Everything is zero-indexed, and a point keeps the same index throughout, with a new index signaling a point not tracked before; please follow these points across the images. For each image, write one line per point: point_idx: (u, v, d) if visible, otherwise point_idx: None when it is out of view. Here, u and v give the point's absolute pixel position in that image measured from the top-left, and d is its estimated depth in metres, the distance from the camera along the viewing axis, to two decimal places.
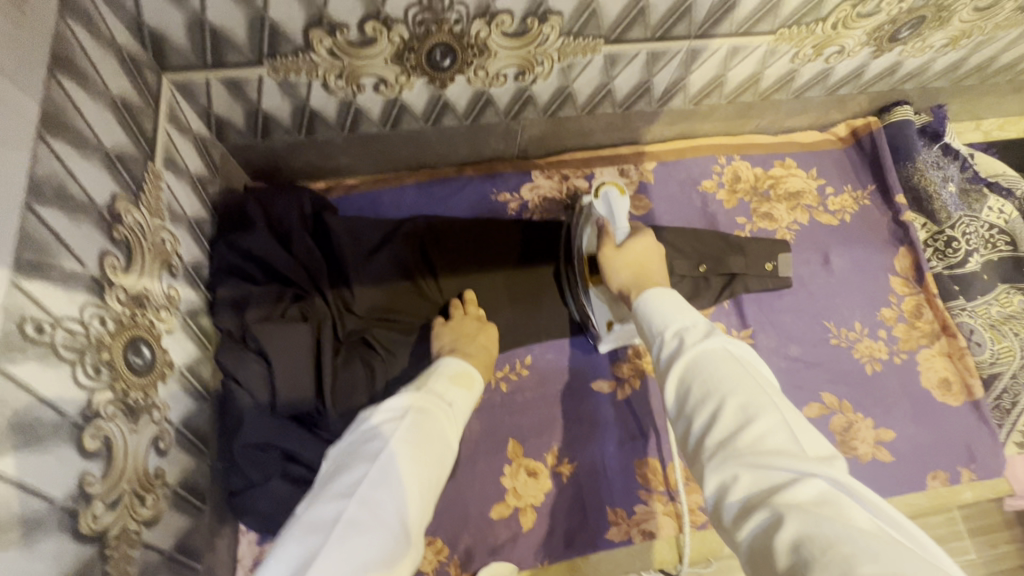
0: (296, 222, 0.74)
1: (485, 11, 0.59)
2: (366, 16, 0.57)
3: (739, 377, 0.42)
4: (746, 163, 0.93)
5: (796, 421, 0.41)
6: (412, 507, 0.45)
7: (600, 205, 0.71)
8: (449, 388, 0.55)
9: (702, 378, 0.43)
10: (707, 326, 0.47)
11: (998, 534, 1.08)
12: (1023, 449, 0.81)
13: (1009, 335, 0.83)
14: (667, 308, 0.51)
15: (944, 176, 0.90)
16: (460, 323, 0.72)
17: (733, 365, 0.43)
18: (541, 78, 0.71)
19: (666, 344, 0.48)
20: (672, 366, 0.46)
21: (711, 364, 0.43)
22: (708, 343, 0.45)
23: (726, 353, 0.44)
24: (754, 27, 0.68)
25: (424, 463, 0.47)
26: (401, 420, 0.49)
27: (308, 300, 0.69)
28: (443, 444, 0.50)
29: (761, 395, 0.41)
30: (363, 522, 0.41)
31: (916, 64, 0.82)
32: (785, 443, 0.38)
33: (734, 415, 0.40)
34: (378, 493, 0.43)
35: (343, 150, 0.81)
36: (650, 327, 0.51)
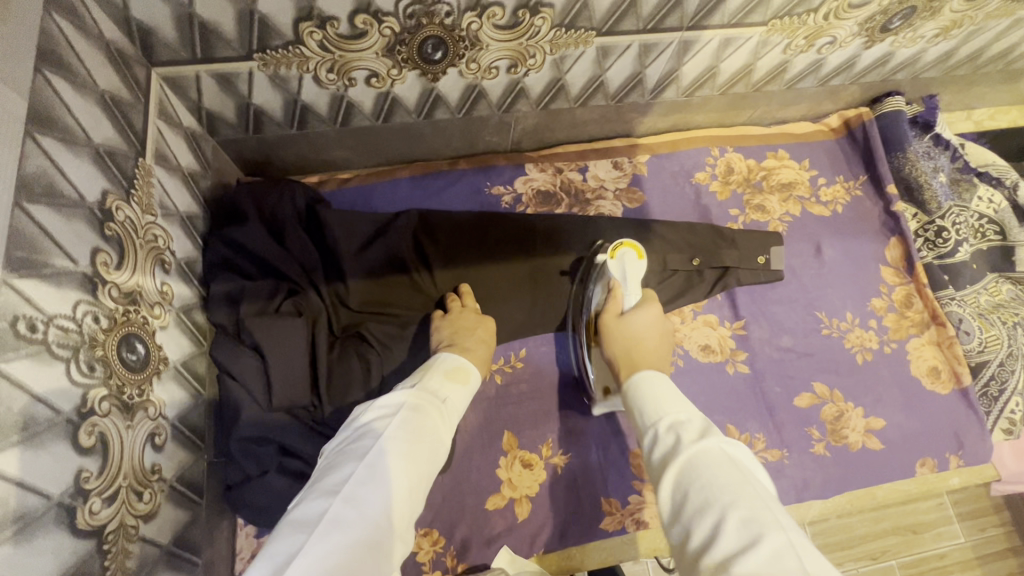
0: (289, 216, 0.73)
1: (476, 3, 0.59)
2: (357, 9, 0.56)
3: (734, 485, 0.41)
4: (740, 154, 0.93)
5: (803, 538, 0.39)
6: (400, 504, 0.46)
7: (615, 266, 0.75)
8: (443, 385, 0.57)
9: (698, 487, 0.42)
10: (704, 427, 0.47)
11: (987, 518, 1.10)
12: (1010, 435, 0.82)
13: (997, 324, 0.84)
14: (660, 399, 0.52)
15: (936, 167, 0.90)
16: (459, 316, 0.72)
17: (733, 470, 0.43)
18: (533, 71, 0.71)
19: (662, 440, 0.48)
20: (669, 464, 0.45)
21: (705, 466, 0.43)
22: (706, 442, 0.45)
23: (726, 453, 0.44)
24: (746, 18, 0.68)
25: (414, 459, 0.48)
26: (393, 419, 0.51)
27: (302, 295, 0.69)
28: (434, 441, 0.51)
29: (764, 509, 0.40)
30: (350, 519, 0.43)
31: (908, 54, 0.83)
32: (792, 566, 0.36)
33: (735, 532, 0.39)
34: (364, 489, 0.45)
35: (336, 144, 0.80)
36: (644, 418, 0.52)
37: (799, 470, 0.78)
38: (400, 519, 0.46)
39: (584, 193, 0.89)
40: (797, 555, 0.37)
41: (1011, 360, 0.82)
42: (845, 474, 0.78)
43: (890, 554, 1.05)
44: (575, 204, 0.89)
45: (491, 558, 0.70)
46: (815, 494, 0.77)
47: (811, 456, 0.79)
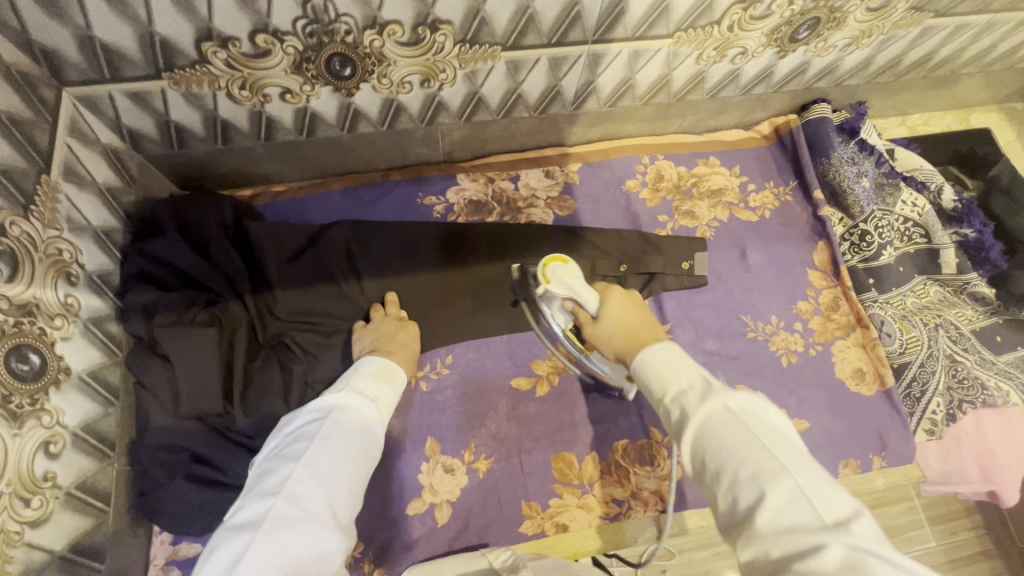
0: (215, 228, 0.75)
1: (374, 21, 0.61)
2: (255, 29, 0.58)
3: (744, 443, 0.41)
4: (670, 162, 0.95)
5: (813, 478, 0.39)
6: (340, 499, 0.49)
7: (557, 286, 0.68)
8: (374, 382, 0.60)
9: (710, 450, 0.43)
10: (704, 385, 0.47)
11: (958, 522, 1.10)
12: (933, 436, 0.83)
13: (918, 327, 0.85)
14: (656, 365, 0.50)
15: (859, 171, 0.92)
16: (383, 323, 0.76)
17: (739, 425, 0.42)
18: (447, 85, 0.73)
19: (669, 408, 0.48)
20: (684, 431, 0.45)
21: (714, 429, 0.43)
22: (707, 404, 0.44)
23: (724, 410, 0.44)
24: (650, 30, 0.70)
25: (348, 458, 0.52)
26: (325, 420, 0.54)
27: (222, 305, 0.71)
28: (369, 438, 0.55)
29: (773, 461, 0.40)
30: (291, 518, 0.46)
31: (825, 62, 0.85)
32: (806, 513, 0.37)
33: (748, 485, 0.40)
34: (303, 490, 0.48)
35: (266, 159, 0.82)
36: (649, 388, 0.50)
37: None
38: (341, 514, 0.49)
39: (515, 202, 0.91)
40: (807, 498, 0.38)
41: (931, 361, 0.84)
42: None
43: None
44: (507, 213, 0.91)
45: (408, 563, 0.71)
46: None
47: None
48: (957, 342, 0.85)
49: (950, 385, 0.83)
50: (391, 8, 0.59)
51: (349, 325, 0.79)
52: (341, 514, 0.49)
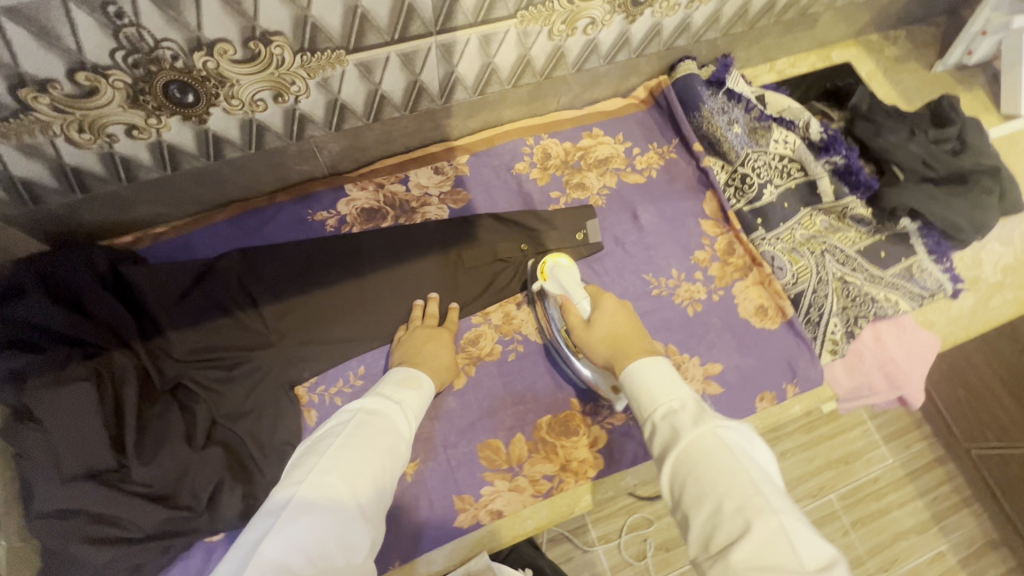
0: (87, 280, 0.72)
1: (199, 43, 0.59)
2: (71, 68, 0.56)
3: (731, 475, 0.44)
4: (555, 139, 0.96)
5: (792, 519, 0.41)
6: (367, 493, 0.50)
7: (551, 283, 0.78)
8: (400, 389, 0.63)
9: (691, 478, 0.46)
10: (699, 411, 0.50)
11: (911, 436, 1.23)
12: (836, 355, 0.86)
13: (805, 255, 0.89)
14: (650, 385, 0.54)
15: (730, 119, 0.94)
16: (412, 336, 0.78)
17: (730, 457, 0.45)
18: (303, 96, 0.72)
19: (659, 428, 0.51)
20: (667, 454, 0.48)
21: (697, 458, 0.46)
22: (699, 431, 0.47)
23: (719, 437, 0.47)
24: (490, 13, 0.71)
25: (373, 454, 0.52)
26: (353, 418, 0.55)
27: (104, 357, 0.69)
28: (396, 437, 0.56)
29: (757, 496, 0.43)
30: (316, 505, 0.46)
31: (675, 21, 0.88)
32: (785, 551, 0.39)
33: (733, 517, 0.42)
34: (329, 480, 0.49)
35: (139, 201, 0.80)
36: (640, 402, 0.54)
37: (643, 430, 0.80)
38: (365, 507, 0.49)
39: (408, 203, 0.91)
40: (787, 537, 0.40)
41: (823, 286, 0.88)
42: None
43: (828, 489, 1.16)
44: (402, 215, 0.90)
45: None
46: None
47: None
48: (845, 264, 0.90)
49: (845, 304, 0.88)
50: (212, 27, 0.58)
51: (253, 354, 0.77)
52: (366, 508, 0.50)
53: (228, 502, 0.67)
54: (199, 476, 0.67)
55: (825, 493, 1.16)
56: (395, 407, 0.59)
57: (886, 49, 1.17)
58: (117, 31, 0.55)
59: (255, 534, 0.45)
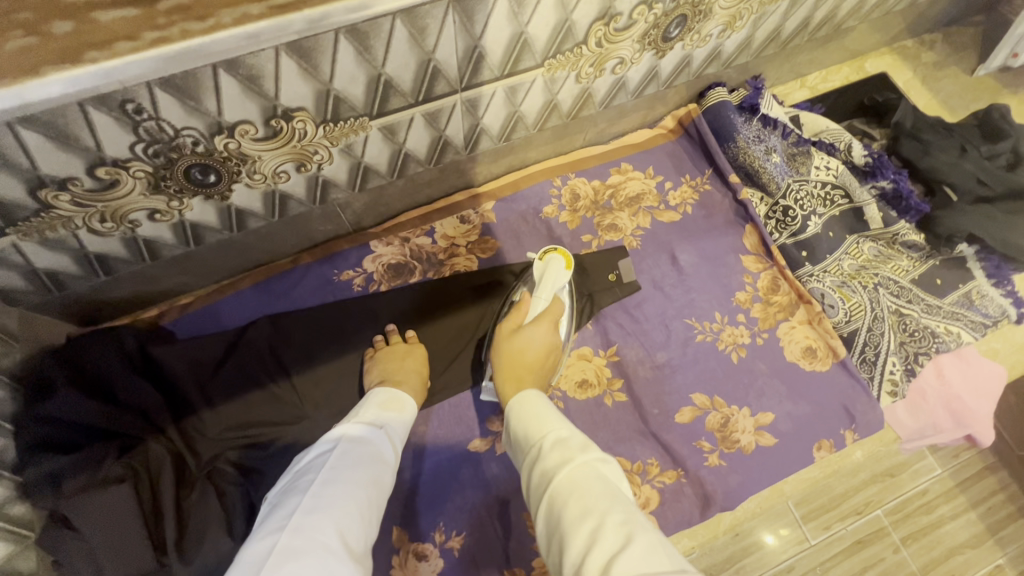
0: (117, 365, 0.70)
1: (219, 127, 0.56)
2: (91, 165, 0.54)
3: (610, 493, 0.44)
4: (582, 178, 0.92)
5: (661, 537, 0.41)
6: (351, 529, 0.48)
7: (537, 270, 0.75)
8: (379, 414, 0.64)
9: (573, 498, 0.44)
10: (585, 444, 0.49)
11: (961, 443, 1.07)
12: (897, 396, 0.82)
13: (857, 291, 0.84)
14: (539, 419, 0.54)
15: (767, 148, 0.91)
16: (390, 350, 0.76)
17: (606, 481, 0.45)
18: (325, 163, 0.70)
19: (546, 458, 0.49)
20: (550, 483, 0.47)
21: (581, 478, 0.45)
22: (586, 457, 0.47)
23: (596, 468, 0.46)
24: (517, 65, 0.67)
25: (355, 486, 0.52)
26: (334, 450, 0.55)
27: (140, 448, 0.66)
28: (375, 466, 0.56)
29: (631, 514, 0.42)
30: (300, 544, 0.44)
31: (706, 51, 0.84)
32: (661, 559, 0.38)
33: (613, 531, 0.40)
34: (313, 517, 0.47)
35: (165, 276, 0.78)
36: (528, 438, 0.53)
37: (697, 488, 0.76)
38: (352, 545, 0.47)
39: (436, 255, 0.88)
40: (661, 550, 0.39)
41: (878, 323, 0.83)
42: (745, 479, 0.76)
43: (875, 504, 1.01)
44: (430, 269, 0.87)
45: None
46: (720, 509, 0.75)
47: (707, 470, 0.76)
48: (900, 296, 0.85)
49: (904, 340, 0.83)
50: (232, 111, 0.55)
51: (286, 429, 0.75)
52: (353, 546, 0.47)
53: None
54: None
55: (872, 509, 1.00)
56: (373, 438, 0.59)
57: (923, 55, 1.11)
58: (136, 125, 0.52)
59: None
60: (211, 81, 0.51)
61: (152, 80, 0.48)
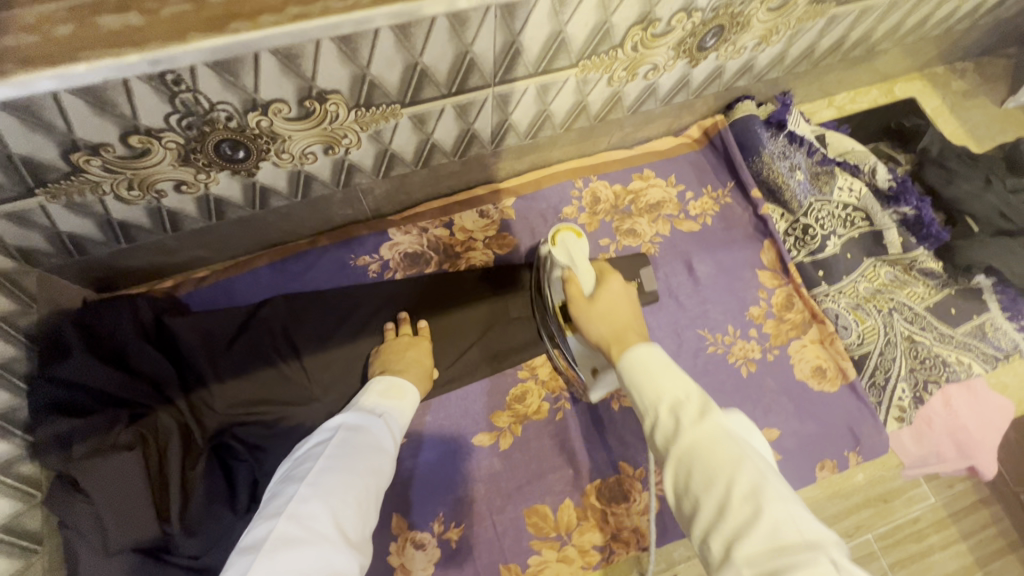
0: (131, 334, 0.71)
1: (254, 103, 0.57)
2: (125, 132, 0.54)
3: (738, 461, 0.42)
4: (604, 182, 0.92)
5: (791, 504, 0.40)
6: (347, 517, 0.49)
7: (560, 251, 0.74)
8: (379, 402, 0.64)
9: (698, 468, 0.43)
10: (701, 402, 0.46)
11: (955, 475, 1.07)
12: (904, 423, 0.82)
13: (871, 314, 0.84)
14: (650, 375, 0.50)
15: (792, 165, 0.90)
16: (395, 342, 0.76)
17: (731, 446, 0.43)
18: (353, 148, 0.70)
19: (661, 421, 0.47)
20: (669, 447, 0.45)
21: (705, 446, 0.43)
22: (705, 424, 0.44)
23: (721, 433, 0.44)
24: (552, 64, 0.67)
25: (353, 474, 0.53)
26: (332, 438, 0.56)
27: (150, 417, 0.66)
28: (375, 455, 0.57)
29: (761, 482, 0.41)
30: (296, 533, 0.46)
31: (739, 63, 0.83)
32: (791, 537, 0.38)
33: (740, 505, 0.40)
34: (309, 506, 0.48)
35: (183, 248, 0.78)
36: (637, 392, 0.50)
37: None
38: (349, 532, 0.49)
39: (453, 247, 0.88)
40: (796, 524, 0.38)
41: (890, 348, 0.83)
42: None
43: (865, 528, 0.99)
44: (446, 260, 0.87)
45: None
46: None
47: None
48: (913, 323, 0.85)
49: (914, 366, 0.83)
50: (268, 88, 0.55)
51: (295, 409, 0.75)
52: (349, 533, 0.49)
53: None
54: None
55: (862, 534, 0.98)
56: (372, 425, 0.60)
57: (953, 83, 1.11)
58: (173, 96, 0.52)
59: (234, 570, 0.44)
60: (251, 57, 0.51)
61: (189, 51, 0.48)
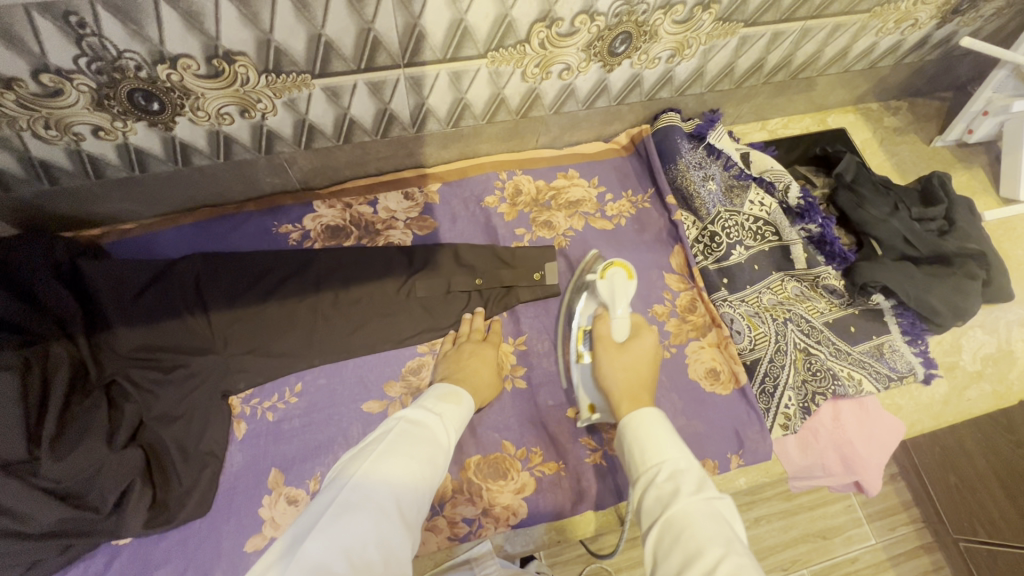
0: (41, 268, 0.74)
1: (162, 56, 0.61)
2: (36, 70, 0.59)
3: (726, 536, 0.44)
4: (528, 177, 0.97)
5: None
6: (405, 498, 0.49)
7: (605, 285, 0.77)
8: (438, 404, 0.62)
9: (684, 533, 0.45)
10: (699, 480, 0.50)
11: (896, 517, 1.05)
12: (788, 431, 0.83)
13: (766, 322, 0.86)
14: (657, 441, 0.55)
15: (705, 175, 0.95)
16: (460, 349, 0.80)
17: (722, 524, 0.45)
18: (269, 114, 0.74)
19: (660, 486, 0.51)
20: (660, 512, 0.48)
21: (693, 515, 0.46)
22: (699, 497, 0.48)
23: (713, 508, 0.47)
24: (459, 51, 0.72)
25: (414, 460, 0.52)
26: (395, 425, 0.56)
27: (40, 346, 0.69)
28: (433, 448, 0.56)
29: (749, 567, 0.42)
30: (358, 502, 0.46)
31: (657, 74, 0.88)
32: None
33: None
34: (370, 481, 0.48)
35: (109, 197, 0.82)
36: (641, 460, 0.55)
37: (574, 483, 0.78)
38: (405, 513, 0.48)
39: (374, 224, 0.91)
40: None
41: (780, 356, 0.85)
42: (621, 481, 0.79)
43: (801, 564, 1.00)
44: (365, 236, 0.90)
45: None
46: (591, 505, 0.77)
47: (587, 467, 0.79)
48: (809, 335, 0.86)
49: (804, 377, 0.84)
50: (174, 42, 0.60)
51: (193, 359, 0.76)
52: (404, 514, 0.49)
53: (134, 505, 0.68)
54: (111, 476, 0.67)
55: (797, 570, 0.99)
56: (432, 422, 0.58)
57: (885, 119, 1.15)
58: (80, 39, 0.57)
59: (300, 530, 0.45)
60: (151, 9, 0.56)
61: None
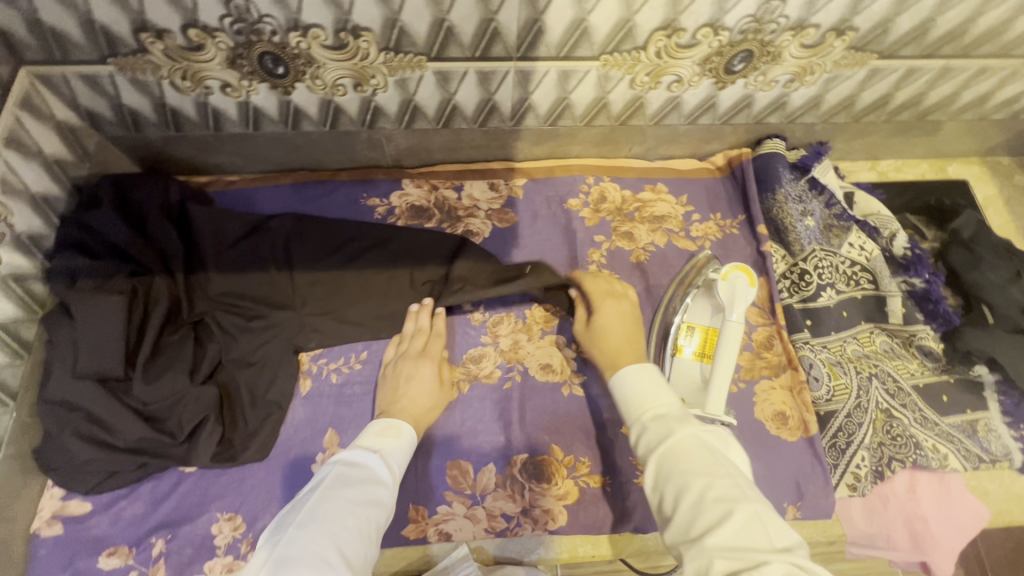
0: (156, 206, 0.80)
1: (296, 24, 0.65)
2: (185, 23, 0.64)
3: (713, 466, 0.48)
4: (615, 184, 0.95)
5: (762, 506, 0.46)
6: (347, 543, 0.51)
7: (726, 288, 0.76)
8: (374, 440, 0.64)
9: (677, 468, 0.49)
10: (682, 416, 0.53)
11: None
12: (855, 493, 0.77)
13: (849, 374, 0.81)
14: (644, 388, 0.57)
15: (805, 210, 0.90)
16: (398, 365, 0.78)
17: (708, 455, 0.49)
18: (380, 90, 0.77)
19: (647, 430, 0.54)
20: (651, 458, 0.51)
21: (682, 453, 0.49)
22: (684, 431, 0.51)
23: (700, 439, 0.50)
24: (573, 51, 0.72)
25: (350, 508, 0.55)
26: (331, 471, 0.59)
27: (144, 277, 0.75)
28: (371, 489, 0.58)
29: (734, 487, 0.46)
30: (293, 557, 0.48)
31: (770, 97, 0.84)
32: (758, 534, 0.43)
33: (714, 504, 0.45)
34: (305, 532, 0.51)
35: (220, 149, 0.87)
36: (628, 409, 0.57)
37: (618, 502, 0.76)
38: (349, 558, 0.50)
39: (456, 210, 0.92)
40: (761, 521, 0.44)
41: (859, 413, 0.79)
42: None
43: None
44: (446, 220, 0.92)
45: None
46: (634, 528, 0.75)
47: (633, 488, 0.77)
48: (894, 396, 0.80)
49: (882, 440, 0.78)
50: (309, 12, 0.63)
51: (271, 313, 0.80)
52: (351, 560, 0.50)
53: (205, 439, 0.72)
54: (188, 407, 0.72)
55: None
56: (369, 463, 0.61)
57: (1016, 177, 1.05)
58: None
59: None
60: None
61: None
